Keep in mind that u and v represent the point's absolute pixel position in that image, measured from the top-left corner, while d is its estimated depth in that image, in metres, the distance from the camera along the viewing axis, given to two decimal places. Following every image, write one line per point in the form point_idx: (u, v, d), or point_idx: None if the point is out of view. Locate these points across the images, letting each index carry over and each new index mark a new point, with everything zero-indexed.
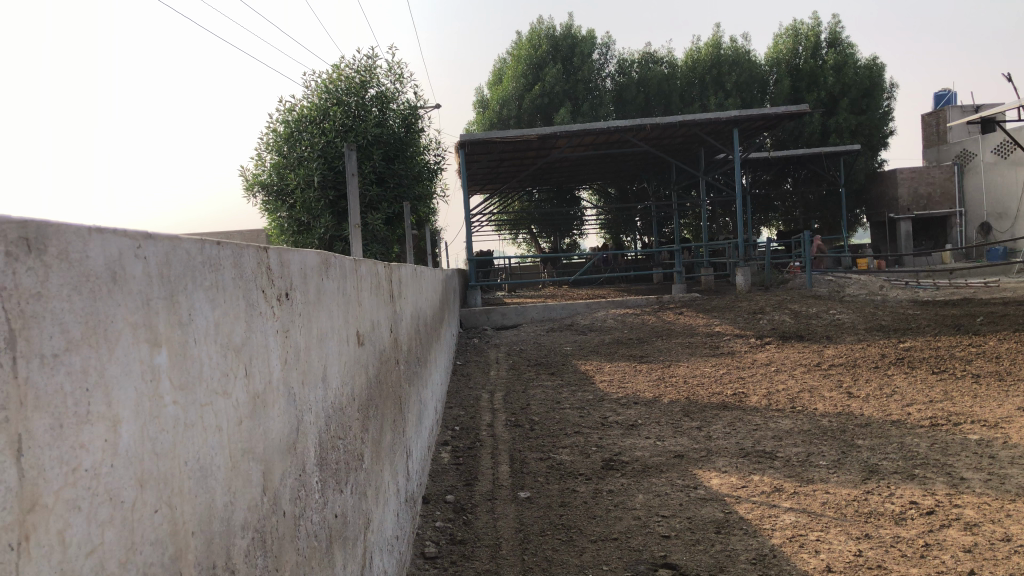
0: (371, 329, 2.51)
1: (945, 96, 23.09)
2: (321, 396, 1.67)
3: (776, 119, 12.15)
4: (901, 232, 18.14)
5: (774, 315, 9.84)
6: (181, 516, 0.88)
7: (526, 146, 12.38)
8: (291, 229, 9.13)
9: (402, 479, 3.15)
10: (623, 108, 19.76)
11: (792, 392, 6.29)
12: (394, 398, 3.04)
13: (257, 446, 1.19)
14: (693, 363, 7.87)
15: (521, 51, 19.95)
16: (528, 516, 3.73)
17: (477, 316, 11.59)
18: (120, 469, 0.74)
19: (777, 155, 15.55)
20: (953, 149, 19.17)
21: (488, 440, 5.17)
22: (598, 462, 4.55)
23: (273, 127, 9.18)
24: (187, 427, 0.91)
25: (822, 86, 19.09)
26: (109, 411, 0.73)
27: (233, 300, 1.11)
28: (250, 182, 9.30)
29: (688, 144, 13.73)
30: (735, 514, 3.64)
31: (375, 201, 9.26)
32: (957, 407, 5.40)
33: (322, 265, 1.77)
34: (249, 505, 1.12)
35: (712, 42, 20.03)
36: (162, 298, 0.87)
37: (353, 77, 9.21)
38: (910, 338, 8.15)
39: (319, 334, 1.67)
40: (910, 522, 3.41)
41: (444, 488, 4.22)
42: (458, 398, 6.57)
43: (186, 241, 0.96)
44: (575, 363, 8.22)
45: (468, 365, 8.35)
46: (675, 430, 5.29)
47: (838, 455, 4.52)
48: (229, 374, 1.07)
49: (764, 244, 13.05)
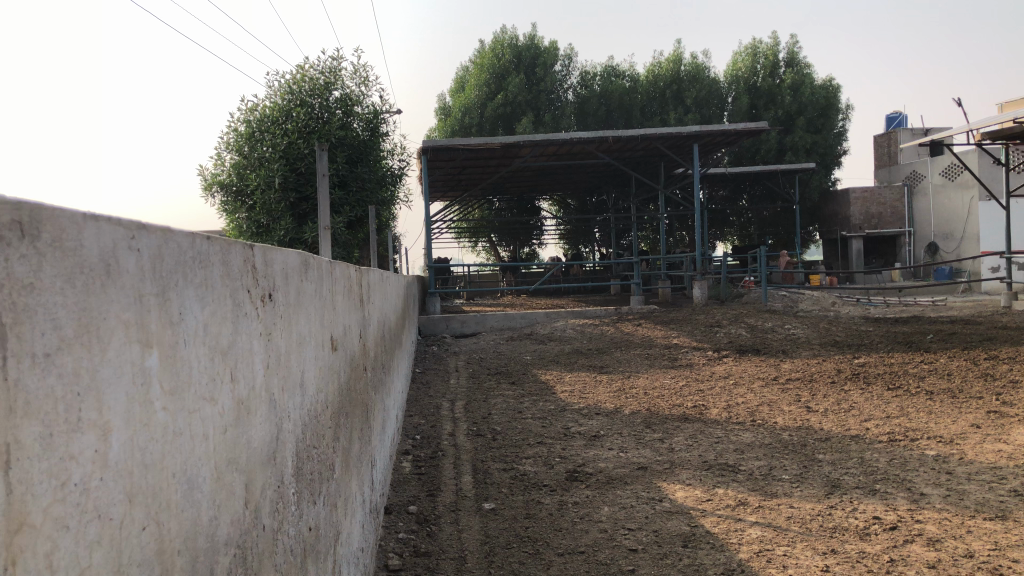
0: (343, 335, 2.44)
1: (896, 118, 23.61)
2: (300, 403, 1.59)
3: (736, 136, 12.29)
4: (853, 250, 18.63)
5: (731, 328, 9.92)
6: (168, 535, 0.80)
7: (488, 155, 12.33)
8: (249, 231, 8.93)
9: (367, 489, 3.07)
10: (584, 119, 19.86)
11: (751, 406, 6.32)
12: (362, 407, 2.95)
13: (241, 456, 1.11)
14: (652, 374, 7.88)
15: (484, 60, 19.93)
16: (493, 528, 3.66)
17: (436, 323, 11.47)
18: (110, 485, 0.67)
19: (735, 171, 15.73)
20: (903, 170, 19.61)
21: (451, 450, 5.09)
22: (562, 474, 4.50)
23: (234, 126, 9.01)
24: (177, 435, 0.84)
25: (779, 105, 19.42)
26: (101, 418, 0.66)
27: (221, 299, 1.04)
28: (208, 182, 9.09)
29: (649, 157, 13.81)
30: (701, 527, 3.62)
31: (336, 205, 9.15)
32: (913, 423, 5.47)
33: (302, 266, 1.70)
34: (232, 520, 1.05)
35: (673, 57, 20.23)
36: (153, 295, 0.79)
37: (317, 78, 9.08)
38: (864, 354, 8.28)
39: (299, 339, 1.59)
40: (874, 537, 3.42)
41: (406, 498, 4.13)
42: (418, 406, 6.48)
43: (178, 234, 0.89)
44: (535, 372, 8.17)
45: (428, 373, 8.25)
46: (637, 441, 5.27)
47: (799, 469, 4.53)
48: (217, 379, 1.00)
49: (720, 258, 13.17)
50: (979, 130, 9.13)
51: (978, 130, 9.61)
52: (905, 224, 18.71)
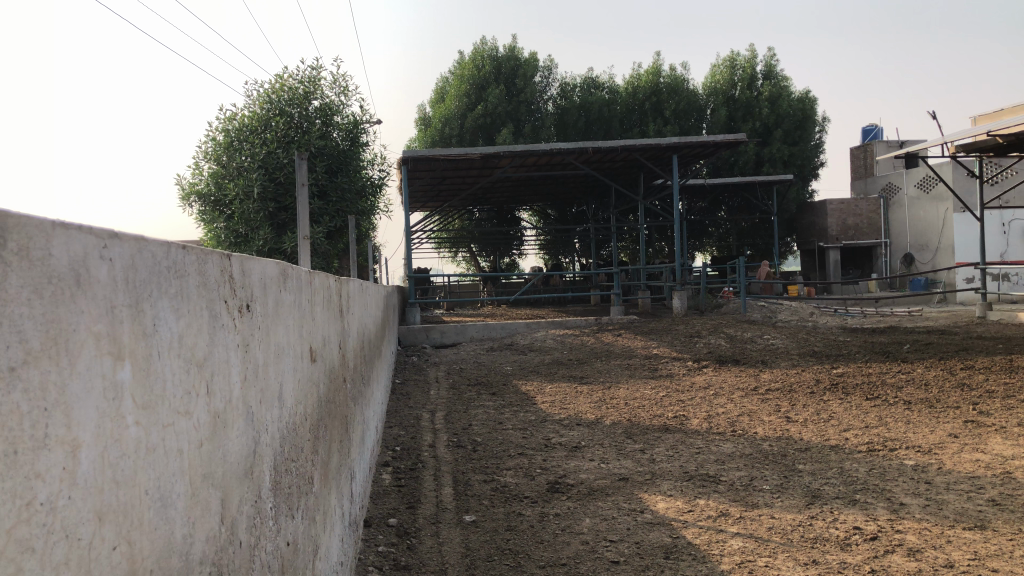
0: (323, 345, 2.41)
1: (872, 131, 23.85)
2: (277, 416, 1.56)
3: (715, 147, 12.34)
4: (830, 261, 18.75)
5: (711, 339, 9.96)
6: (139, 553, 0.78)
7: (468, 165, 12.32)
8: (227, 241, 8.87)
9: (346, 502, 3.03)
10: (564, 130, 19.90)
11: (732, 416, 6.33)
12: (341, 419, 2.92)
13: (217, 470, 1.08)
14: (633, 385, 7.88)
15: (464, 70, 19.93)
16: (474, 540, 3.63)
17: (416, 334, 11.42)
18: (79, 502, 0.65)
19: (714, 182, 15.81)
20: (879, 182, 19.81)
21: (431, 461, 5.05)
22: (543, 485, 4.48)
23: (212, 135, 8.95)
24: (149, 450, 0.81)
25: (757, 117, 19.57)
26: (70, 434, 0.63)
27: (196, 311, 1.01)
28: (186, 191, 9.01)
29: (628, 168, 13.85)
30: (683, 538, 3.61)
31: (315, 214, 9.10)
32: (892, 433, 5.49)
33: (281, 276, 1.67)
34: (208, 536, 1.02)
35: (652, 69, 20.34)
36: (126, 306, 0.77)
37: (296, 88, 9.04)
38: (843, 364, 8.32)
39: (276, 350, 1.56)
40: (855, 547, 3.43)
41: (385, 510, 4.08)
42: (398, 418, 6.44)
43: (152, 243, 0.86)
44: (515, 383, 8.14)
45: (408, 383, 8.21)
46: (618, 452, 5.26)
47: (780, 479, 4.54)
48: (192, 392, 0.97)
49: (700, 269, 13.22)
50: (953, 143, 9.23)
51: (953, 142, 9.71)
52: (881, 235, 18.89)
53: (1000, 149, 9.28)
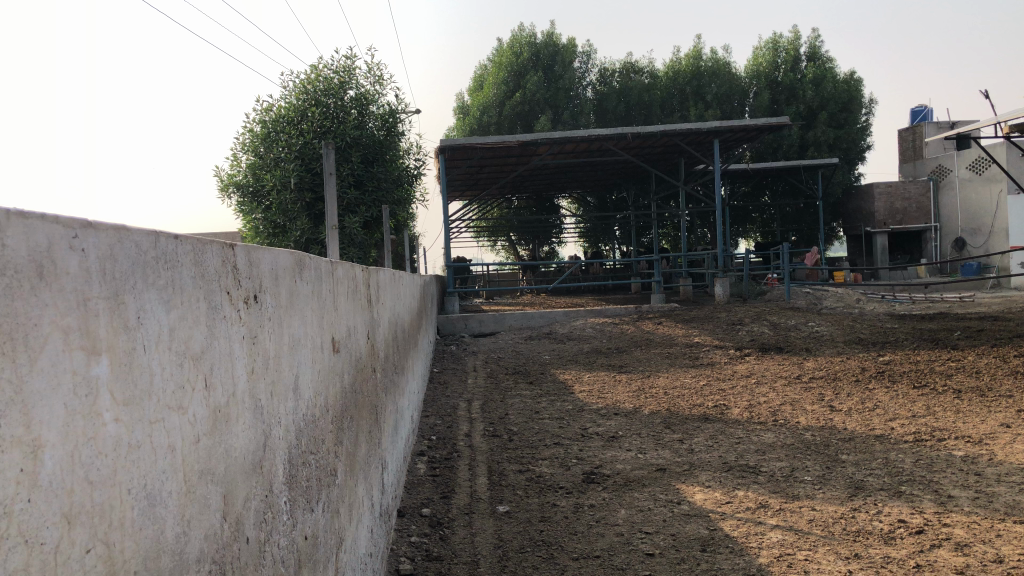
0: (347, 336, 2.39)
1: (921, 112, 23.24)
2: (292, 409, 1.54)
3: (756, 131, 12.12)
4: (877, 246, 18.35)
5: (753, 326, 9.79)
6: (120, 554, 0.75)
7: (506, 153, 12.25)
8: (266, 232, 8.96)
9: (377, 492, 3.01)
10: (603, 117, 19.71)
11: (774, 405, 6.21)
12: (370, 408, 2.90)
13: (218, 467, 1.06)
14: (673, 374, 7.77)
15: (502, 58, 19.86)
16: (507, 532, 3.60)
17: (455, 323, 11.42)
18: (42, 504, 0.62)
19: (757, 167, 15.53)
20: (928, 164, 19.30)
21: (466, 451, 5.03)
22: (579, 476, 4.43)
23: (250, 127, 9.03)
24: (132, 450, 0.78)
25: (801, 100, 19.18)
26: (29, 434, 0.61)
27: (193, 302, 0.98)
28: (225, 183, 9.11)
29: (668, 154, 13.66)
30: (720, 531, 3.53)
31: (352, 205, 9.14)
32: (941, 423, 5.32)
33: (296, 267, 1.65)
34: (207, 535, 0.99)
35: (693, 53, 20.04)
36: (102, 297, 0.73)
37: (331, 78, 9.07)
38: (890, 352, 8.13)
39: (291, 342, 1.53)
40: (900, 541, 3.32)
41: (419, 500, 4.08)
42: (435, 407, 6.44)
43: (137, 233, 0.83)
44: (553, 372, 8.09)
45: (445, 373, 8.21)
46: (656, 442, 5.19)
47: (822, 470, 4.43)
48: (186, 387, 0.94)
49: (743, 256, 13.00)
50: (1006, 124, 8.91)
51: (1005, 122, 9.37)
52: (931, 219, 18.41)
53: None
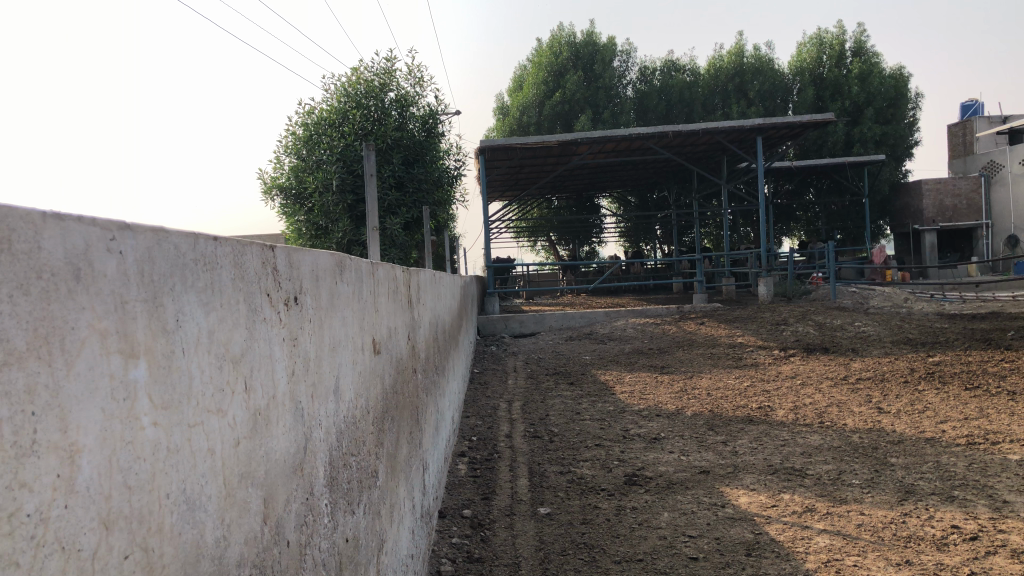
0: (388, 337, 2.39)
1: (972, 106, 22.68)
2: (333, 411, 1.53)
3: (800, 128, 11.93)
4: (925, 244, 17.96)
5: (798, 327, 9.64)
6: (159, 558, 0.74)
7: (546, 153, 12.21)
8: (309, 234, 9.08)
9: (418, 493, 3.02)
10: (644, 115, 19.55)
11: (820, 406, 6.10)
12: (411, 409, 2.91)
13: (257, 470, 1.05)
14: (716, 374, 7.68)
15: (541, 58, 19.79)
16: (548, 534, 3.57)
17: (495, 323, 11.43)
18: (79, 511, 0.61)
19: (801, 165, 15.28)
20: (980, 160, 18.82)
21: (507, 452, 5.02)
22: (621, 477, 4.39)
23: (292, 130, 9.14)
24: (172, 453, 0.77)
25: (847, 95, 18.83)
26: (66, 438, 0.60)
27: (232, 305, 0.98)
28: (269, 186, 9.24)
29: (710, 152, 13.50)
30: (766, 535, 3.47)
31: (393, 206, 9.20)
32: (994, 426, 5.18)
33: (337, 268, 1.64)
34: (247, 539, 0.99)
35: (735, 50, 19.80)
36: (140, 300, 0.73)
37: (372, 80, 9.12)
38: (939, 352, 7.94)
39: (331, 344, 1.53)
40: (953, 547, 3.23)
41: (461, 501, 4.07)
42: (475, 407, 6.44)
43: (175, 235, 0.83)
44: (594, 373, 8.04)
45: (486, 373, 8.22)
46: (699, 444, 5.12)
47: (871, 473, 4.33)
48: (226, 390, 0.93)
49: (787, 255, 12.79)
50: None
51: None
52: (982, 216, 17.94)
53: None
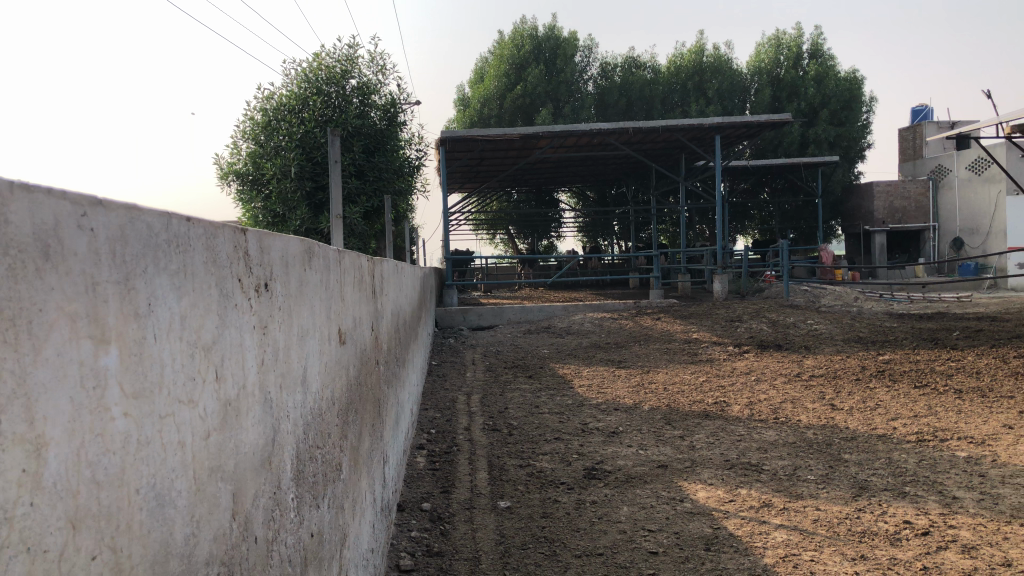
0: (353, 328, 2.34)
1: (922, 111, 23.20)
2: (300, 402, 1.48)
3: (758, 128, 12.06)
4: (875, 245, 18.33)
5: (752, 323, 9.76)
6: (128, 559, 0.69)
7: (507, 146, 12.17)
8: (266, 221, 8.92)
9: (378, 487, 2.96)
10: (604, 111, 19.62)
11: (775, 402, 6.18)
12: (373, 401, 2.85)
13: (227, 463, 1.00)
14: (672, 369, 7.73)
15: (503, 51, 19.73)
16: (508, 528, 3.55)
17: (453, 315, 11.38)
18: (46, 508, 0.57)
19: (757, 164, 15.46)
20: (929, 164, 19.25)
21: (466, 445, 4.98)
22: (580, 471, 4.39)
23: (251, 115, 8.96)
24: (142, 445, 0.73)
25: (803, 97, 19.13)
26: (32, 431, 0.55)
27: (204, 289, 0.93)
28: (225, 171, 9.05)
29: (670, 149, 13.58)
30: (724, 530, 3.49)
31: (353, 194, 9.08)
32: (943, 423, 5.29)
33: (306, 254, 1.59)
34: (216, 536, 0.94)
35: (695, 48, 19.96)
36: (112, 281, 0.68)
37: (333, 67, 8.99)
38: (889, 351, 8.09)
39: (300, 332, 1.48)
40: (906, 542, 3.28)
41: (419, 495, 4.03)
42: (434, 399, 6.39)
43: (148, 213, 0.78)
44: (552, 366, 8.04)
45: (444, 365, 8.17)
46: (657, 438, 5.14)
47: (825, 469, 4.39)
48: (197, 379, 0.89)
49: (742, 252, 12.93)
50: (1006, 123, 8.86)
51: (1006, 122, 9.29)
52: (929, 219, 18.37)
53: None
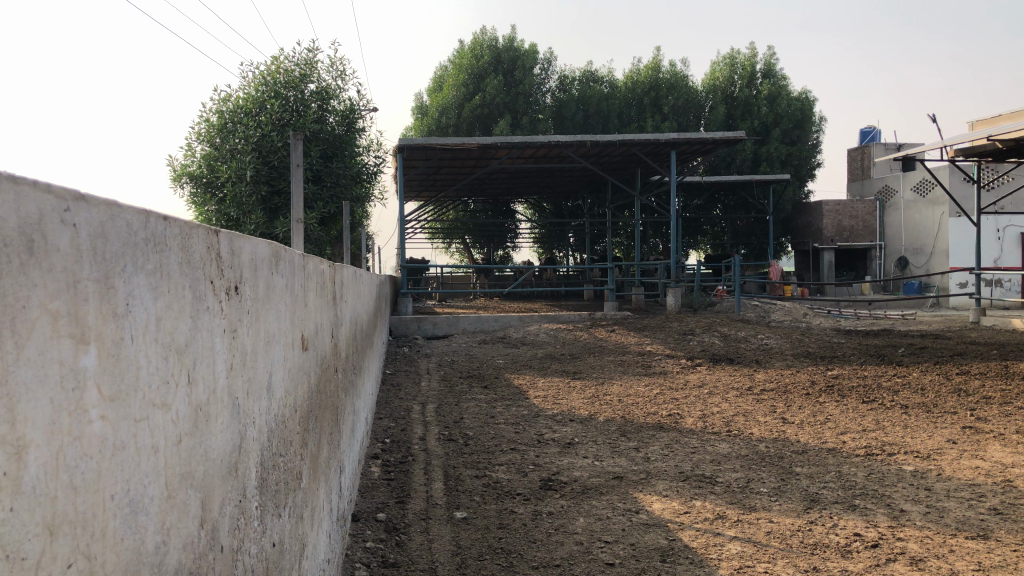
0: (315, 335, 2.30)
1: (870, 133, 23.78)
2: (265, 408, 1.45)
3: (713, 145, 12.25)
4: (824, 262, 18.71)
5: (704, 337, 9.87)
6: (101, 567, 0.66)
7: (465, 155, 12.16)
8: (219, 224, 8.78)
9: (334, 496, 2.91)
10: (562, 124, 19.74)
11: (727, 415, 6.24)
12: (332, 409, 2.81)
13: (197, 469, 0.97)
14: (626, 381, 7.77)
15: (463, 60, 19.76)
16: (465, 538, 3.53)
17: (408, 324, 11.29)
18: (25, 514, 0.54)
19: (711, 180, 15.69)
20: (875, 184, 19.72)
21: (421, 455, 4.94)
22: (536, 482, 4.38)
23: (206, 117, 8.84)
24: (118, 449, 0.70)
25: (756, 115, 19.51)
26: (13, 432, 0.53)
27: (179, 290, 0.91)
28: (178, 173, 8.89)
29: (626, 163, 13.71)
30: (680, 541, 3.51)
31: (310, 200, 8.99)
32: (889, 438, 5.40)
33: (273, 257, 1.56)
34: (184, 545, 0.91)
35: (652, 65, 20.21)
36: (92, 280, 0.65)
37: (292, 70, 8.92)
38: (838, 366, 8.25)
39: (265, 337, 1.45)
40: (856, 555, 3.34)
41: (374, 504, 3.98)
42: (388, 409, 6.33)
43: (127, 211, 0.75)
44: (508, 377, 8.04)
45: (398, 374, 8.10)
46: (612, 450, 5.17)
47: (778, 482, 4.45)
48: (170, 381, 0.86)
49: (696, 267, 13.09)
50: (950, 148, 9.11)
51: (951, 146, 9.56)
52: (876, 237, 18.81)
53: (998, 155, 9.17)
